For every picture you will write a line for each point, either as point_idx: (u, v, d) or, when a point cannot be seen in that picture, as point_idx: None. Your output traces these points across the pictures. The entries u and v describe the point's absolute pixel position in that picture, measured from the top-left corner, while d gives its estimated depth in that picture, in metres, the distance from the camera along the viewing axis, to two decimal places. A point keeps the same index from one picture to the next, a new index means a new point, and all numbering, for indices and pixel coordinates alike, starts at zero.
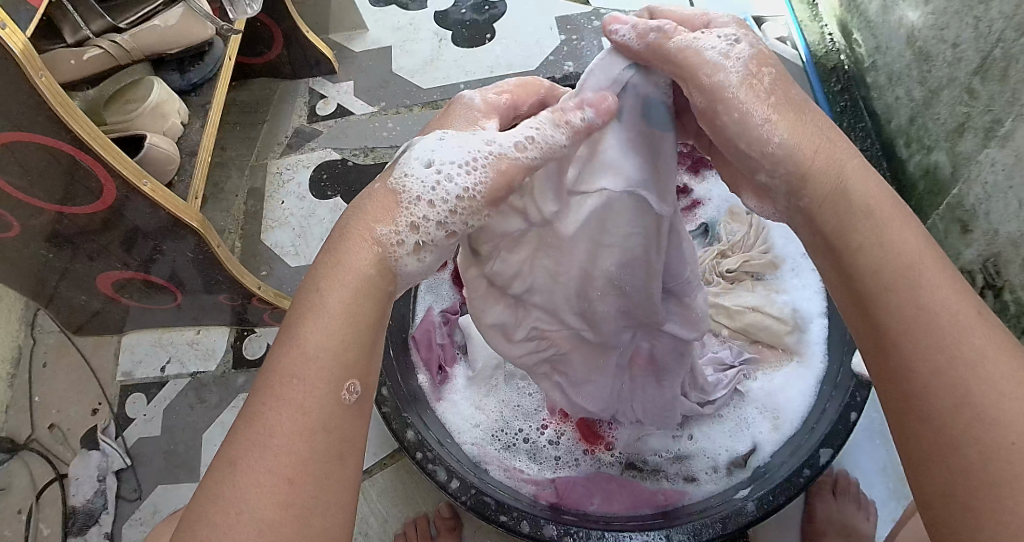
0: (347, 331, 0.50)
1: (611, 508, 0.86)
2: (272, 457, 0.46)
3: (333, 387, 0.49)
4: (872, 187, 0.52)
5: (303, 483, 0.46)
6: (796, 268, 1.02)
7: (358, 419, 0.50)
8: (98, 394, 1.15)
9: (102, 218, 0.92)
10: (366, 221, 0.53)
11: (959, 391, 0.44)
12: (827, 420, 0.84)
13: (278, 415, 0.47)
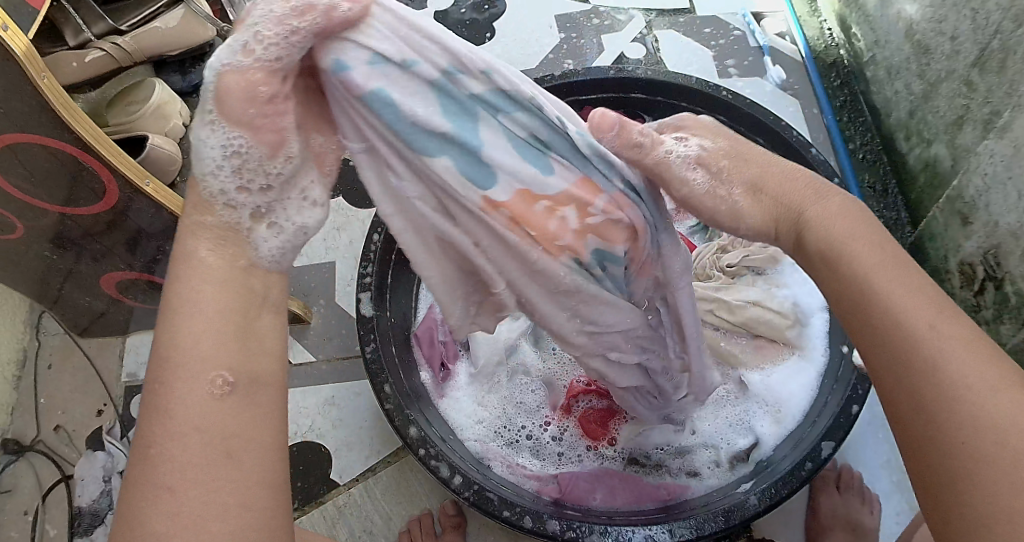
0: (208, 322, 0.46)
1: (615, 503, 0.86)
2: (149, 469, 0.41)
3: (199, 381, 0.44)
4: (830, 214, 0.56)
5: (187, 489, 0.41)
6: (796, 261, 1.01)
7: (245, 412, 0.44)
8: (103, 395, 1.15)
9: (106, 219, 0.93)
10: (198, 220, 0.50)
11: (949, 389, 0.45)
12: (828, 413, 0.84)
13: (148, 424, 0.43)
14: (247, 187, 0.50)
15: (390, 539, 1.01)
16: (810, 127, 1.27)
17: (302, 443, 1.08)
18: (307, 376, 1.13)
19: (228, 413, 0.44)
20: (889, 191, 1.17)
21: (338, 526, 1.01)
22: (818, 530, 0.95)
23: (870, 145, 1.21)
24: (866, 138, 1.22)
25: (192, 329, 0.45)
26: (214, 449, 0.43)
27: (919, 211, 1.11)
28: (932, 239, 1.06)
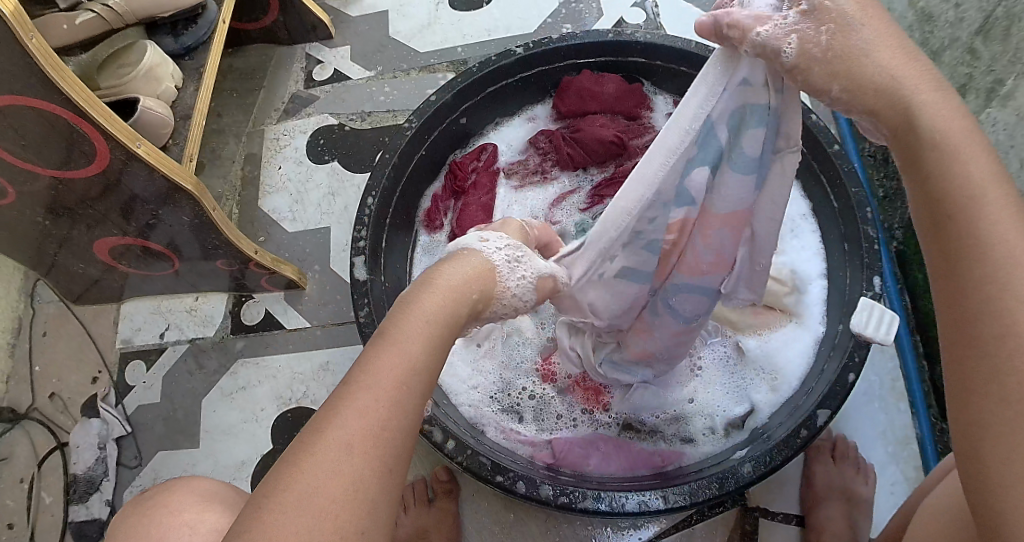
0: (427, 328, 0.52)
1: (609, 468, 0.87)
2: (344, 443, 0.45)
3: (417, 382, 0.50)
4: (944, 111, 0.49)
5: (380, 457, 0.46)
6: (795, 229, 1.00)
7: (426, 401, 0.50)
8: (98, 362, 1.15)
9: (101, 185, 0.91)
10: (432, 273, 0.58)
11: (1004, 319, 0.43)
12: (824, 385, 0.84)
13: (363, 399, 0.47)
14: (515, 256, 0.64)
15: None
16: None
17: (296, 410, 1.09)
18: (300, 340, 1.14)
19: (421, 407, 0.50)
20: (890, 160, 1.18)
21: None
22: (814, 502, 0.95)
23: None
24: None
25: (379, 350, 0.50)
26: (364, 426, 0.46)
27: None
28: None
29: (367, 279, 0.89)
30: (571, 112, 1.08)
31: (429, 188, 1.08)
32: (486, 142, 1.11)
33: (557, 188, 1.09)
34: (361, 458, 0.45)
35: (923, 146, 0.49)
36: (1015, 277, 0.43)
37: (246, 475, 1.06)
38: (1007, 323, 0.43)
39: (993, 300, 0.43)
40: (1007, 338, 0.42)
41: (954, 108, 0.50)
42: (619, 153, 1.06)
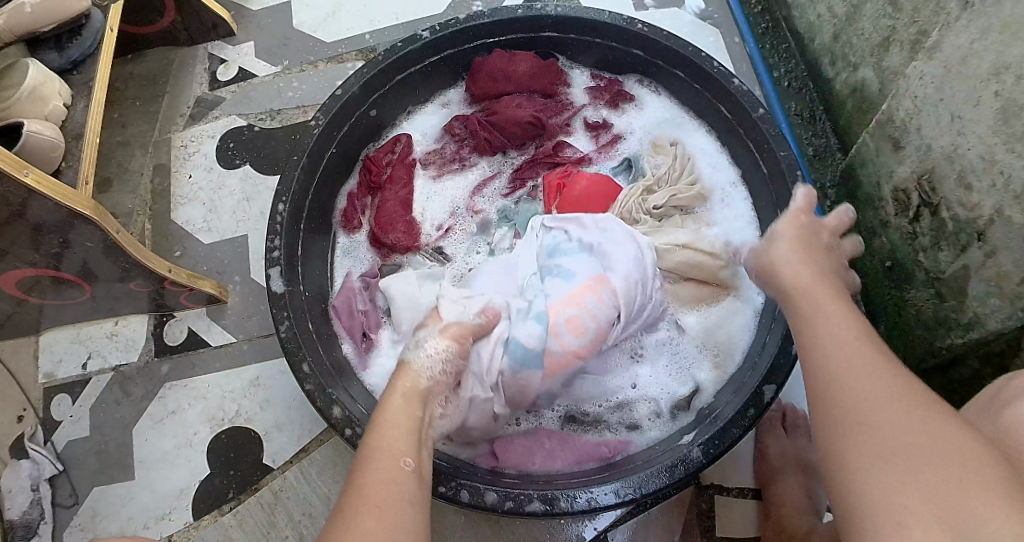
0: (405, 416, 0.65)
1: (555, 465, 0.84)
2: (374, 509, 0.54)
3: (400, 455, 0.60)
4: (845, 330, 0.57)
5: (400, 510, 0.54)
6: (726, 197, 0.96)
7: (420, 485, 0.58)
8: (21, 399, 1.09)
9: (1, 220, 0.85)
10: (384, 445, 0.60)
11: (838, 397, 0.53)
12: (765, 360, 0.82)
13: (380, 460, 0.59)
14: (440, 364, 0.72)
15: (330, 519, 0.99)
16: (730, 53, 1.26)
17: (231, 429, 1.05)
18: (230, 357, 1.09)
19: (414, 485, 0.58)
20: (817, 118, 1.14)
21: (277, 511, 0.99)
22: (768, 474, 0.94)
23: (794, 72, 1.18)
24: (790, 64, 1.19)
25: (365, 479, 0.57)
26: (378, 502, 0.54)
27: (849, 137, 1.08)
28: (864, 167, 1.00)
29: (285, 290, 0.85)
30: (486, 94, 1.01)
31: (343, 187, 0.99)
32: (399, 133, 1.03)
33: (479, 173, 1.00)
34: (376, 523, 0.53)
35: (795, 298, 0.65)
36: (853, 416, 0.52)
37: (187, 503, 1.02)
38: (834, 393, 0.54)
39: (820, 373, 0.56)
40: (846, 402, 0.52)
41: (849, 322, 0.58)
42: (538, 133, 0.99)
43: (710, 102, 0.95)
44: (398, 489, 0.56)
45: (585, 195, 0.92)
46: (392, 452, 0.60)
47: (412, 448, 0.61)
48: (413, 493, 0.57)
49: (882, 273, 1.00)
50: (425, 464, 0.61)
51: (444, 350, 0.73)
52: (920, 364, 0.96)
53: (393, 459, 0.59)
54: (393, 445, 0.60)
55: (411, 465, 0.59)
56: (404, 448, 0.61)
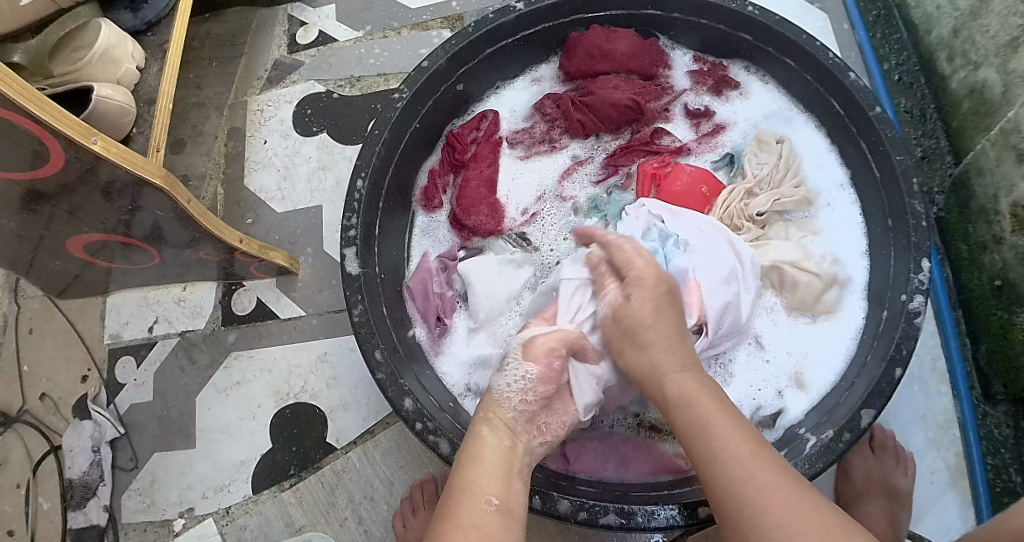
0: (493, 463, 0.63)
1: (628, 475, 0.80)
2: None
3: (478, 495, 0.59)
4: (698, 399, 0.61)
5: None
6: (832, 201, 0.90)
7: (503, 526, 0.57)
8: (87, 359, 1.09)
9: (78, 173, 0.82)
10: (470, 486, 0.60)
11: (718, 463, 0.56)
12: (867, 381, 0.76)
13: (464, 503, 0.58)
14: (524, 393, 0.68)
15: (391, 504, 0.97)
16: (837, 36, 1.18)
17: (294, 406, 1.03)
18: (296, 331, 1.07)
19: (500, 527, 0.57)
20: (927, 115, 1.08)
21: (338, 492, 0.98)
22: (852, 498, 0.92)
23: (906, 65, 1.11)
24: (902, 57, 1.12)
25: (448, 521, 0.57)
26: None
27: (962, 142, 1.01)
28: (980, 176, 0.96)
29: (360, 272, 0.81)
30: (581, 73, 0.95)
31: (424, 163, 0.95)
32: (487, 109, 0.97)
33: (568, 157, 0.94)
34: None
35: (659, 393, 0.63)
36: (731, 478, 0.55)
37: (246, 477, 1.01)
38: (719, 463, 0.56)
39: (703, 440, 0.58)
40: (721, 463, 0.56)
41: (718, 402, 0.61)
42: (635, 118, 0.92)
43: (821, 96, 0.89)
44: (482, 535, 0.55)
45: (685, 190, 0.87)
46: (474, 490, 0.59)
47: (498, 485, 0.61)
48: (504, 530, 0.57)
49: (990, 293, 0.96)
50: (513, 497, 0.60)
51: (532, 376, 0.69)
52: (1019, 392, 0.92)
53: (473, 497, 0.59)
54: (474, 482, 0.60)
55: (495, 502, 0.58)
56: (487, 485, 0.60)
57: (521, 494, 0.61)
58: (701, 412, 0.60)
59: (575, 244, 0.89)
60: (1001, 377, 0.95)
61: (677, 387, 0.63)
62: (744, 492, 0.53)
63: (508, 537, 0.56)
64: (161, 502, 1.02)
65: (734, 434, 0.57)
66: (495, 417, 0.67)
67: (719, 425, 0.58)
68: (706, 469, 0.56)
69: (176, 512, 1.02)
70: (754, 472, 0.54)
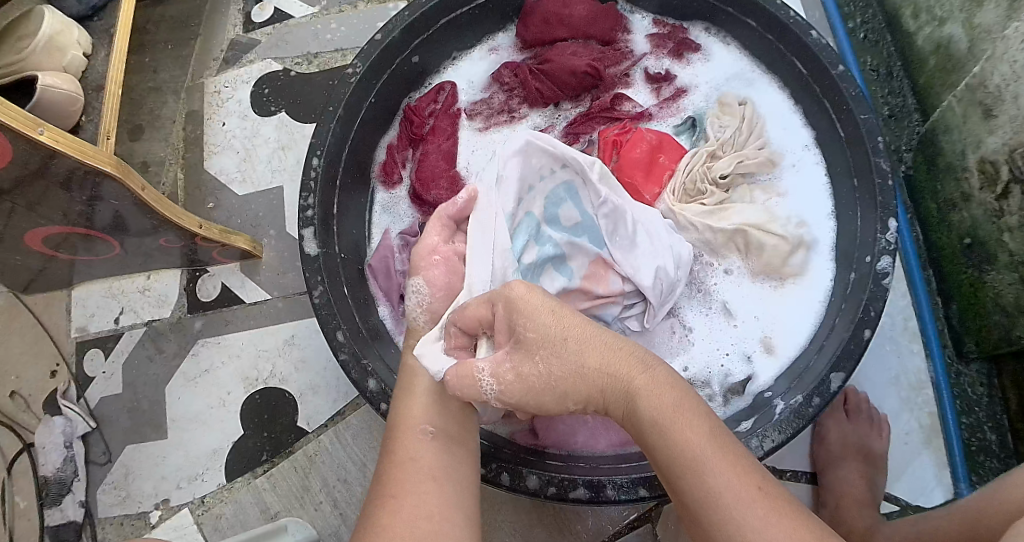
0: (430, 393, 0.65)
1: (599, 446, 0.79)
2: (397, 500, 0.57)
3: (414, 426, 0.62)
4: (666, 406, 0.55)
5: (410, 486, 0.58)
6: (797, 162, 0.89)
7: (440, 448, 0.61)
8: (55, 354, 1.07)
9: (27, 169, 0.80)
10: (409, 418, 0.63)
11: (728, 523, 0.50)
12: (836, 343, 0.76)
13: (407, 443, 0.61)
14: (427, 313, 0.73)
15: (365, 486, 0.97)
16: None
17: (264, 391, 1.02)
18: (262, 315, 1.05)
19: (438, 450, 0.61)
20: (894, 73, 1.07)
21: (312, 476, 0.98)
22: (827, 462, 0.92)
23: (871, 23, 1.10)
24: (867, 14, 1.10)
25: (393, 457, 0.60)
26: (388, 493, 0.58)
27: (929, 99, 1.00)
28: (947, 133, 0.94)
29: (319, 252, 0.80)
30: (539, 41, 0.92)
31: (382, 139, 0.92)
32: (443, 81, 0.95)
33: (528, 127, 0.92)
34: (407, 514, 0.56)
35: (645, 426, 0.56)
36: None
37: (219, 465, 1.01)
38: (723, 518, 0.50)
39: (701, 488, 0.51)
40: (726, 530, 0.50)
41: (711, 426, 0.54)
42: (595, 84, 0.90)
43: (781, 55, 0.88)
44: (428, 469, 0.59)
45: (646, 156, 0.86)
46: (410, 421, 0.63)
47: (433, 410, 0.64)
48: (441, 456, 0.61)
49: (959, 250, 0.96)
50: (447, 419, 0.64)
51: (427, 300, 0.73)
52: (991, 348, 0.92)
53: (409, 428, 0.62)
54: (409, 412, 0.64)
55: (430, 430, 0.62)
56: (422, 411, 0.64)
57: (457, 414, 0.65)
58: (682, 437, 0.53)
59: None
60: (971, 334, 0.95)
61: (652, 403, 0.56)
62: None
63: (447, 461, 0.61)
64: (136, 495, 1.02)
65: (717, 456, 0.52)
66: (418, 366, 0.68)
67: (690, 432, 0.53)
68: (705, 510, 0.51)
69: (151, 503, 1.01)
70: (730, 493, 0.50)
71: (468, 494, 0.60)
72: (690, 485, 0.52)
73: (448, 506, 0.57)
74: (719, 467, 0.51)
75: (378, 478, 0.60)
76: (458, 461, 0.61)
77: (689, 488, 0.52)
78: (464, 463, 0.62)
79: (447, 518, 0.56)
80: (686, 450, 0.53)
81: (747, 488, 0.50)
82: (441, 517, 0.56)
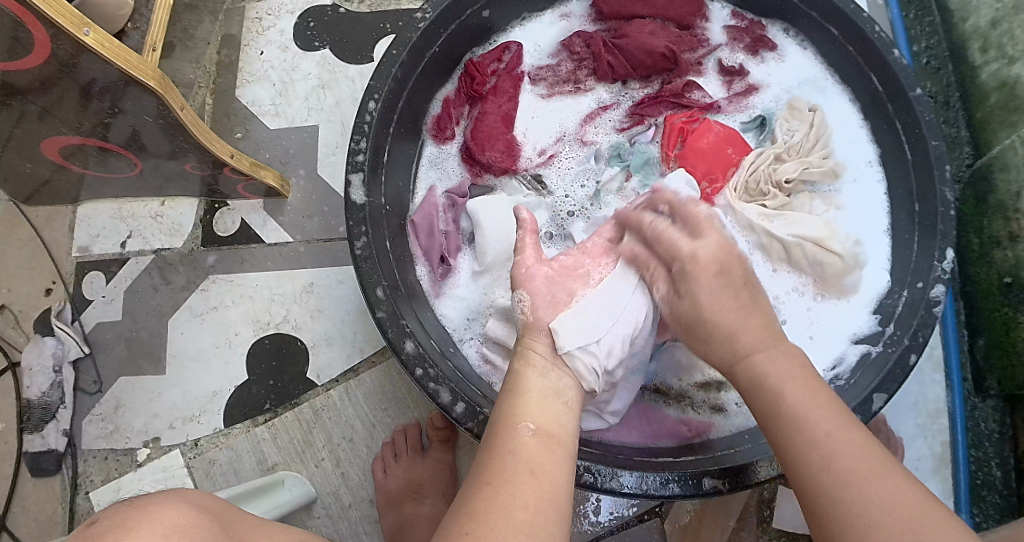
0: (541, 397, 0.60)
1: (629, 437, 0.77)
2: (496, 497, 0.52)
3: (516, 421, 0.58)
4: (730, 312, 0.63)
5: (501, 482, 0.53)
6: (859, 177, 0.86)
7: (544, 449, 0.56)
8: (53, 271, 1.01)
9: (46, 74, 0.73)
10: (513, 416, 0.58)
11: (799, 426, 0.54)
12: (880, 365, 0.74)
13: (507, 435, 0.57)
14: None
15: (372, 448, 0.93)
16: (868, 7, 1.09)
17: (275, 336, 0.98)
18: (282, 257, 1.01)
19: (540, 449, 0.56)
20: (950, 103, 1.01)
21: (316, 431, 0.94)
22: None
23: (936, 49, 1.03)
24: (932, 40, 1.04)
25: (493, 452, 0.56)
26: (482, 481, 0.54)
27: (984, 135, 0.95)
28: (1004, 171, 0.90)
29: (365, 202, 0.76)
30: (616, 14, 0.90)
31: (439, 90, 0.88)
32: (510, 40, 0.91)
33: (592, 101, 0.89)
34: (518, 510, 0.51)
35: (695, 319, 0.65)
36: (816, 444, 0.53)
37: (218, 409, 0.96)
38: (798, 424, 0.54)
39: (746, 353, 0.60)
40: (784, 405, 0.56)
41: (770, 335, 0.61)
42: (668, 68, 0.87)
43: (859, 68, 0.85)
44: (533, 468, 0.54)
45: (711, 148, 0.83)
46: (516, 417, 0.58)
47: (541, 410, 0.59)
48: (547, 455, 0.56)
49: (997, 289, 0.92)
50: (554, 422, 0.59)
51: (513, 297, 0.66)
52: (1012, 388, 0.90)
53: (512, 426, 0.58)
54: (514, 408, 0.59)
55: (532, 427, 0.57)
56: (527, 410, 0.59)
57: (563, 417, 0.60)
58: (805, 413, 0.54)
59: (594, 196, 0.84)
60: (996, 372, 0.92)
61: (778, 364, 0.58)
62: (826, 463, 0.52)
63: (549, 461, 0.55)
64: (125, 430, 0.96)
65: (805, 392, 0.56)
66: (531, 351, 0.64)
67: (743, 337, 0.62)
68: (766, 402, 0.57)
69: (141, 441, 0.96)
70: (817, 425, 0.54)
71: (569, 505, 0.54)
72: (803, 447, 0.53)
73: (545, 506, 0.52)
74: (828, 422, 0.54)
75: (476, 470, 0.56)
76: (565, 465, 0.56)
77: (813, 472, 0.52)
78: (569, 470, 0.56)
79: (540, 517, 0.51)
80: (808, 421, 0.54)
81: (867, 455, 0.52)
82: (536, 518, 0.51)
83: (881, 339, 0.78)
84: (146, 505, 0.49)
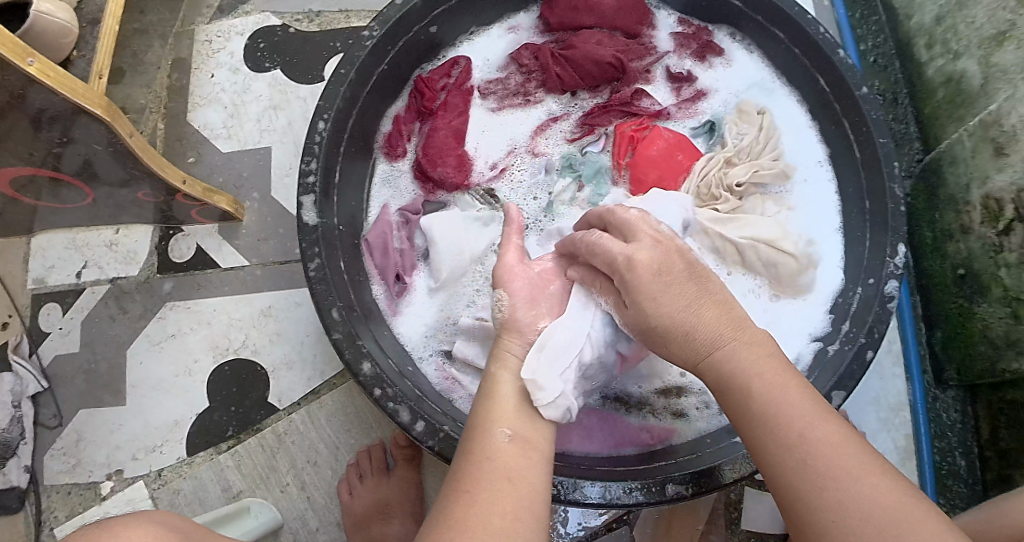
0: (524, 405, 0.57)
1: (592, 448, 0.77)
2: (469, 509, 0.50)
3: (492, 428, 0.55)
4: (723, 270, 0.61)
5: (476, 491, 0.51)
6: (809, 177, 0.87)
7: (521, 456, 0.54)
8: (7, 305, 0.99)
9: None
10: (494, 422, 0.56)
11: (794, 429, 0.48)
12: (837, 362, 0.75)
13: (487, 444, 0.54)
14: None
15: (337, 468, 0.93)
16: (816, 8, 1.11)
17: (235, 362, 0.97)
18: (238, 281, 1.00)
19: (515, 456, 0.54)
20: (899, 100, 1.02)
21: (279, 456, 0.93)
22: None
23: (882, 47, 1.05)
24: (879, 38, 1.06)
25: (471, 458, 0.53)
26: (457, 491, 0.51)
27: (933, 130, 0.96)
28: (952, 165, 0.91)
29: (317, 223, 0.75)
30: (563, 25, 0.90)
31: (388, 108, 0.88)
32: (459, 55, 0.91)
33: (543, 113, 0.89)
34: (494, 520, 0.49)
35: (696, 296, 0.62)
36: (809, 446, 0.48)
37: (180, 438, 0.95)
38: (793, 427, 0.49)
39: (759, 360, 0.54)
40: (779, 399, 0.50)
41: None
42: (616, 77, 0.88)
43: (806, 70, 0.86)
44: (511, 478, 0.52)
45: (661, 154, 0.84)
46: (493, 423, 0.56)
47: (521, 413, 0.57)
48: (525, 464, 0.53)
49: (952, 281, 0.93)
50: (533, 429, 0.56)
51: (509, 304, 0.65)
52: (972, 378, 0.90)
53: (489, 430, 0.55)
54: (491, 413, 0.57)
55: (510, 434, 0.55)
56: (504, 414, 0.57)
57: (545, 426, 0.57)
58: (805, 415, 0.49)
59: (546, 207, 0.85)
60: (954, 363, 0.93)
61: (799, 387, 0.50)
62: (812, 467, 0.47)
63: (528, 469, 0.53)
64: (88, 462, 0.95)
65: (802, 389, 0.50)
66: (508, 353, 0.61)
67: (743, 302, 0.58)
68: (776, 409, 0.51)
69: (105, 473, 0.94)
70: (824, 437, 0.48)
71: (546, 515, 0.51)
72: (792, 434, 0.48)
73: (519, 515, 0.50)
74: (845, 453, 0.47)
75: (451, 476, 0.53)
76: (543, 470, 0.54)
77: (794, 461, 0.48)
78: (546, 478, 0.53)
79: (515, 526, 0.49)
80: (813, 432, 0.48)
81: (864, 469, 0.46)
82: (512, 527, 0.49)
83: (840, 335, 0.78)
84: (111, 527, 0.49)
